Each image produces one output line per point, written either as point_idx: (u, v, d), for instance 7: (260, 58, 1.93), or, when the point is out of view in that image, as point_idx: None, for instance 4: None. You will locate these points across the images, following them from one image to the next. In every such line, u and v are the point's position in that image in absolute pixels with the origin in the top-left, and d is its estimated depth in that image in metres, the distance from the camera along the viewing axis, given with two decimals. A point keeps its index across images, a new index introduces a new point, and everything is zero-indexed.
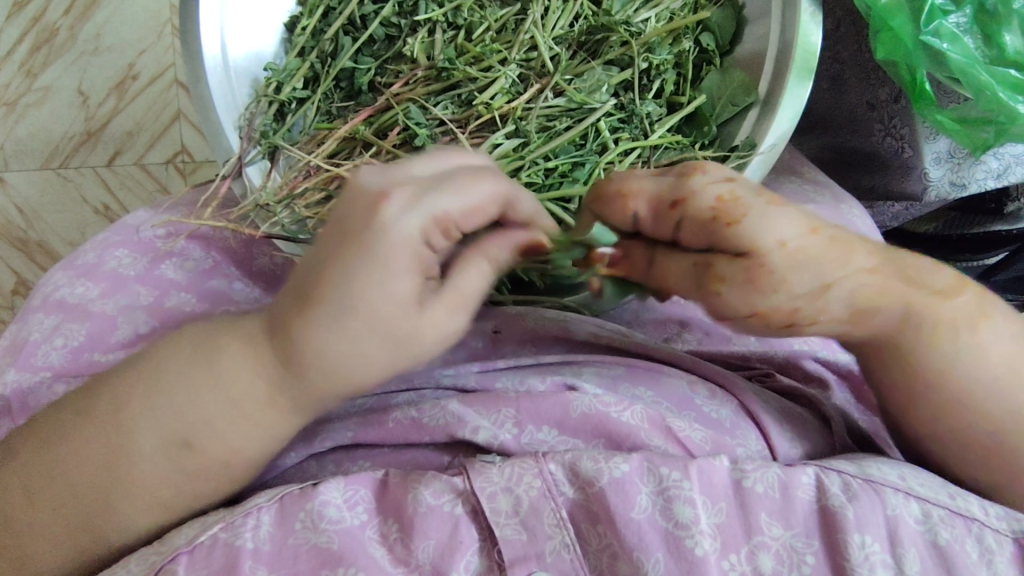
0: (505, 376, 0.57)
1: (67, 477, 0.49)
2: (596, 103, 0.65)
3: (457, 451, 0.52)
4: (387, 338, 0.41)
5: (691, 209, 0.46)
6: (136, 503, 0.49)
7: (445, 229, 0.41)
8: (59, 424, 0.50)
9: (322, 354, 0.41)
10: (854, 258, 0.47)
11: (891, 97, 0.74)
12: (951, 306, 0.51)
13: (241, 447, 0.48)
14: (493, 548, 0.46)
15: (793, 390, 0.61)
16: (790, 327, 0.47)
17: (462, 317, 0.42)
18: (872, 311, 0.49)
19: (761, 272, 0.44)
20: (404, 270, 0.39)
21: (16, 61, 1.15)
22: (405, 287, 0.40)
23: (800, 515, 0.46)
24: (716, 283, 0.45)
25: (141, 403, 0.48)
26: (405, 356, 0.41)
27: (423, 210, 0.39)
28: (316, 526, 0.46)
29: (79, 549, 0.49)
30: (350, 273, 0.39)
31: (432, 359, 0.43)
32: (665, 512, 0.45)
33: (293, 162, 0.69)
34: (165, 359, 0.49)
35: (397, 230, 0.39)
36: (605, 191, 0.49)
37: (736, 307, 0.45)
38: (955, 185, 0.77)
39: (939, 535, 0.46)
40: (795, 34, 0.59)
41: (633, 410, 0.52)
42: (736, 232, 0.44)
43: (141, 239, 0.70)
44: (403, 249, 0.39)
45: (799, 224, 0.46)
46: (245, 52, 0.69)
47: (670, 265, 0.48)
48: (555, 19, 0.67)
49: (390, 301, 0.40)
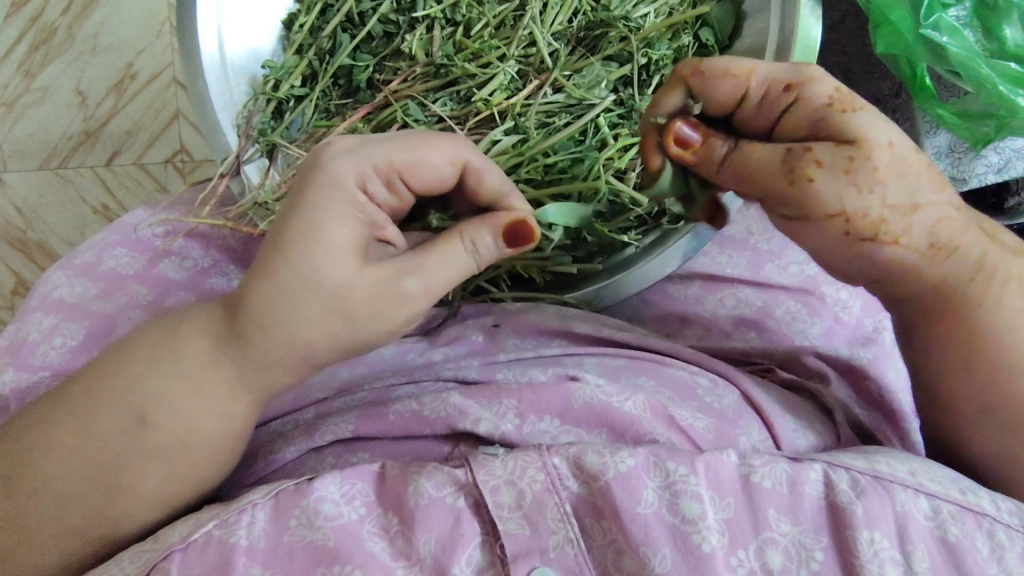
0: (508, 367, 0.57)
1: (35, 473, 0.48)
2: (595, 99, 0.64)
3: (457, 442, 0.52)
4: (331, 304, 0.45)
5: (805, 94, 0.45)
6: (111, 499, 0.48)
7: (387, 181, 0.48)
8: (21, 422, 0.50)
9: (282, 327, 0.46)
10: (943, 190, 0.48)
11: (893, 90, 0.76)
12: (1008, 263, 0.52)
13: (208, 431, 0.49)
14: (495, 543, 0.46)
15: (794, 383, 0.61)
16: (872, 241, 0.47)
17: (411, 283, 0.45)
18: (949, 247, 0.49)
19: (860, 164, 0.44)
20: (336, 219, 0.45)
21: (15, 61, 1.15)
22: (336, 235, 0.45)
23: (809, 510, 0.46)
24: (811, 166, 0.44)
25: (101, 392, 0.49)
26: (342, 313, 0.45)
27: (363, 163, 0.47)
28: (311, 523, 0.46)
29: (59, 548, 0.49)
30: (293, 240, 0.45)
31: (372, 323, 0.46)
32: (671, 507, 0.45)
33: (290, 159, 0.68)
34: (133, 360, 0.49)
35: (335, 179, 0.46)
36: (709, 65, 0.46)
37: (827, 199, 0.45)
38: (956, 181, 0.77)
39: (949, 531, 0.46)
40: (796, 27, 0.59)
41: (636, 400, 0.52)
42: (846, 120, 0.44)
43: (139, 238, 0.70)
44: (337, 197, 0.45)
45: (901, 139, 0.46)
46: (242, 48, 0.68)
47: (755, 150, 0.45)
48: (554, 14, 0.66)
49: (318, 248, 0.45)
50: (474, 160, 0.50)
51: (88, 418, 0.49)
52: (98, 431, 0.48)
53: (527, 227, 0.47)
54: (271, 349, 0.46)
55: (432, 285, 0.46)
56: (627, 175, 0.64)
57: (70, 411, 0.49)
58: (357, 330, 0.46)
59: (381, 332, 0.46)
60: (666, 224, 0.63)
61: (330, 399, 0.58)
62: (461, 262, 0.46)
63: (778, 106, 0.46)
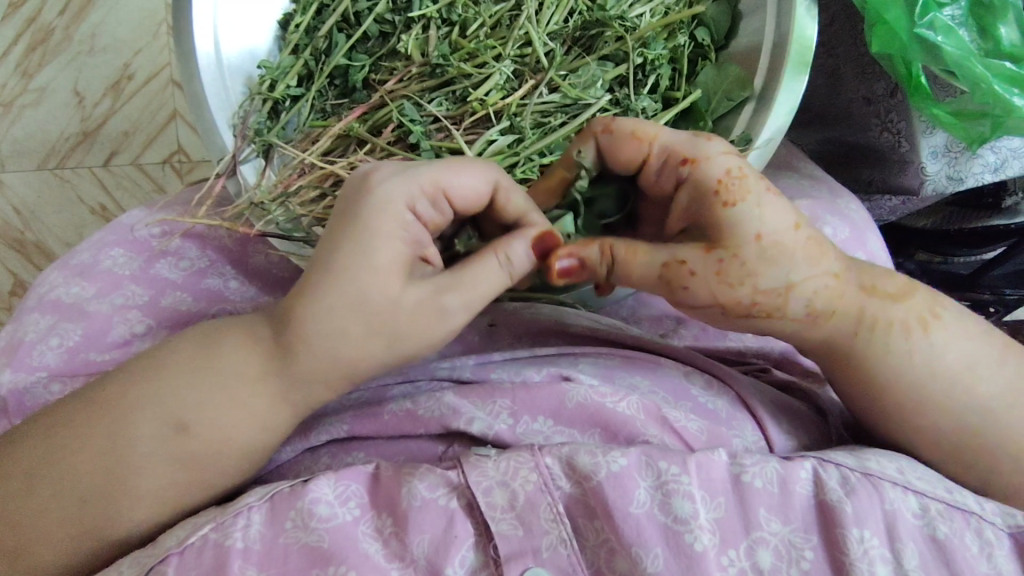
0: (501, 367, 0.57)
1: (63, 469, 0.49)
2: (591, 99, 0.65)
3: (452, 442, 0.52)
4: (376, 322, 0.46)
5: (697, 173, 0.47)
6: (133, 500, 0.49)
7: (432, 201, 0.48)
8: (54, 418, 0.51)
9: (324, 343, 0.46)
10: (824, 261, 0.49)
11: (887, 91, 0.74)
12: (900, 311, 0.51)
13: (239, 439, 0.49)
14: (489, 543, 0.46)
15: (788, 384, 0.61)
16: (745, 322, 0.49)
17: (452, 298, 0.46)
18: (829, 313, 0.50)
19: (729, 265, 0.46)
20: (384, 240, 0.46)
21: (11, 62, 1.15)
22: (385, 256, 0.45)
23: (799, 509, 0.46)
24: (687, 275, 0.47)
25: (140, 394, 0.50)
26: (386, 330, 0.46)
27: (410, 186, 0.47)
28: (306, 525, 0.46)
29: (75, 547, 0.49)
30: (340, 258, 0.46)
31: (415, 339, 0.46)
32: (663, 507, 0.45)
33: (287, 159, 0.69)
34: (175, 365, 0.50)
35: (385, 202, 0.46)
36: (619, 127, 0.50)
37: (700, 297, 0.47)
38: (952, 180, 0.76)
39: (938, 529, 0.46)
40: (791, 27, 0.59)
41: (629, 401, 0.52)
42: (726, 215, 0.46)
43: (136, 238, 0.70)
44: (389, 219, 0.46)
45: (784, 219, 0.47)
46: (239, 49, 0.68)
47: (635, 259, 0.48)
48: (550, 14, 0.66)
49: (369, 269, 0.45)
50: (505, 180, 0.50)
51: (122, 419, 0.49)
52: (132, 432, 0.49)
53: (553, 239, 0.48)
54: (316, 363, 0.47)
55: (471, 300, 0.46)
56: None
57: (105, 412, 0.50)
58: (398, 346, 0.46)
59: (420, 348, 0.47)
60: None
61: None
62: (498, 276, 0.47)
63: (672, 179, 0.49)
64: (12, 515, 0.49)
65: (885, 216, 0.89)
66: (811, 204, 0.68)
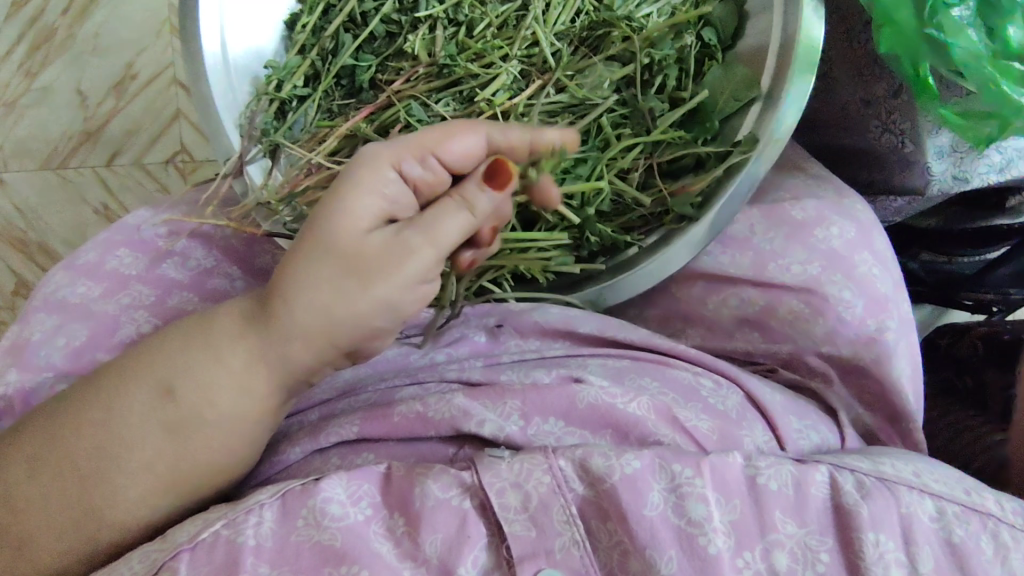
0: (511, 368, 0.57)
1: (62, 450, 0.50)
2: (598, 99, 0.65)
3: (462, 443, 0.52)
4: (349, 265, 0.47)
5: None
6: (129, 477, 0.50)
7: (422, 160, 0.49)
8: (57, 403, 0.53)
9: (306, 297, 0.48)
10: None
11: (889, 92, 0.73)
12: None
13: (227, 408, 0.50)
14: (502, 544, 0.46)
15: (795, 383, 0.65)
16: None
17: (416, 236, 0.47)
18: None
19: None
20: (362, 192, 0.48)
21: (14, 62, 1.15)
22: (361, 206, 0.47)
23: (815, 512, 0.46)
24: None
25: (137, 371, 0.51)
26: (358, 274, 0.47)
27: (396, 147, 0.49)
28: (319, 523, 0.46)
29: (76, 529, 0.50)
30: (319, 211, 0.48)
31: (383, 283, 0.47)
32: (677, 509, 0.45)
33: (293, 159, 0.68)
34: (169, 345, 0.52)
35: (365, 158, 0.49)
36: None
37: None
38: (958, 180, 0.77)
39: (953, 532, 0.46)
40: (797, 28, 0.59)
41: (640, 401, 0.52)
42: None
43: (142, 239, 0.69)
44: (371, 174, 0.48)
45: None
46: (244, 48, 0.68)
47: None
48: (557, 14, 0.66)
49: (340, 213, 0.47)
50: (497, 134, 0.51)
51: (119, 397, 0.51)
52: (128, 406, 0.51)
53: (500, 167, 0.47)
54: (296, 318, 0.48)
55: (437, 238, 0.47)
56: (630, 175, 0.66)
57: (102, 391, 0.51)
58: (371, 289, 0.47)
59: (394, 292, 0.48)
60: (669, 224, 0.65)
61: (335, 401, 0.59)
62: (461, 215, 0.47)
63: None
64: (17, 502, 0.50)
65: (888, 218, 0.88)
66: (817, 204, 0.68)
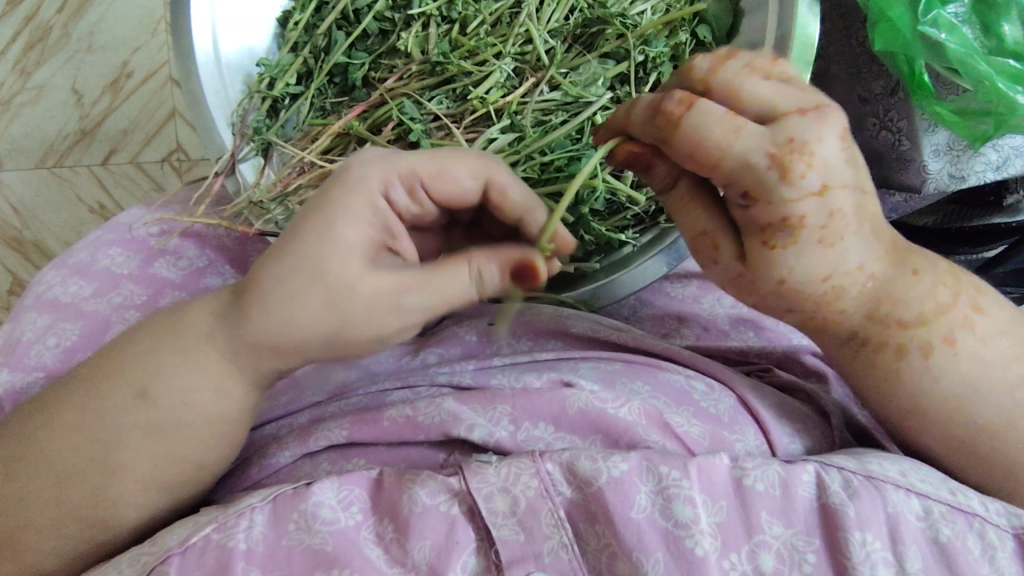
0: (502, 372, 0.56)
1: (39, 451, 0.50)
2: (592, 97, 0.64)
3: (452, 448, 0.51)
4: (332, 297, 0.45)
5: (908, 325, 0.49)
6: (111, 479, 0.50)
7: (410, 190, 0.49)
8: (31, 406, 0.52)
9: (284, 321, 0.46)
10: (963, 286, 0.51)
11: (886, 90, 0.75)
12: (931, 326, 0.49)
13: (203, 407, 0.50)
14: (491, 549, 0.45)
15: (790, 384, 0.61)
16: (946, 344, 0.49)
17: (409, 295, 0.45)
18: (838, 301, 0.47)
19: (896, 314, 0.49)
20: (351, 218, 0.46)
21: (10, 60, 1.14)
22: (351, 235, 0.46)
23: (801, 513, 0.45)
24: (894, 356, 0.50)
25: (109, 372, 0.51)
26: (337, 309, 0.45)
27: (389, 169, 0.48)
28: (309, 527, 0.45)
29: (57, 527, 0.50)
30: (305, 227, 0.46)
31: (366, 324, 0.46)
32: (664, 512, 0.45)
33: (287, 157, 0.68)
34: (140, 345, 0.52)
35: (359, 176, 0.47)
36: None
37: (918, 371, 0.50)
38: (954, 178, 0.76)
39: (940, 531, 0.45)
40: (791, 25, 0.56)
41: (630, 406, 0.52)
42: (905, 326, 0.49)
43: (133, 238, 0.69)
44: (362, 196, 0.46)
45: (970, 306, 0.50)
46: (236, 47, 0.67)
47: None
48: (550, 12, 0.66)
49: (332, 243, 0.45)
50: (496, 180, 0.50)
51: (92, 397, 0.51)
52: (103, 408, 0.50)
53: (533, 268, 0.46)
54: (270, 329, 0.47)
55: (428, 303, 0.45)
56: (623, 175, 0.64)
57: (75, 392, 0.51)
58: (349, 332, 0.46)
59: (368, 339, 0.46)
60: (663, 222, 0.65)
61: (324, 404, 0.59)
62: (463, 286, 0.45)
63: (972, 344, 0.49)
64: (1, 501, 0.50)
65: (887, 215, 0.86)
66: None
